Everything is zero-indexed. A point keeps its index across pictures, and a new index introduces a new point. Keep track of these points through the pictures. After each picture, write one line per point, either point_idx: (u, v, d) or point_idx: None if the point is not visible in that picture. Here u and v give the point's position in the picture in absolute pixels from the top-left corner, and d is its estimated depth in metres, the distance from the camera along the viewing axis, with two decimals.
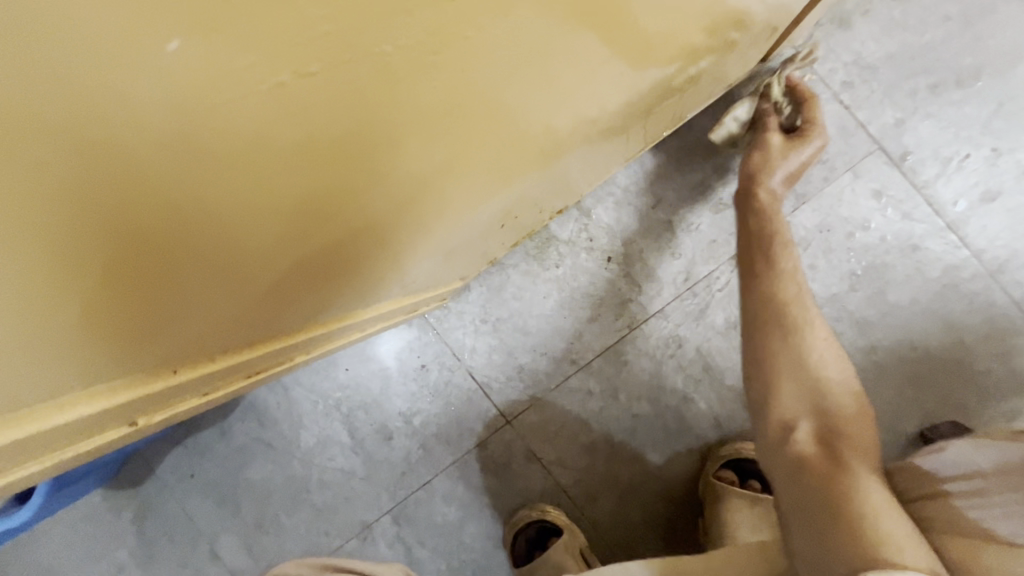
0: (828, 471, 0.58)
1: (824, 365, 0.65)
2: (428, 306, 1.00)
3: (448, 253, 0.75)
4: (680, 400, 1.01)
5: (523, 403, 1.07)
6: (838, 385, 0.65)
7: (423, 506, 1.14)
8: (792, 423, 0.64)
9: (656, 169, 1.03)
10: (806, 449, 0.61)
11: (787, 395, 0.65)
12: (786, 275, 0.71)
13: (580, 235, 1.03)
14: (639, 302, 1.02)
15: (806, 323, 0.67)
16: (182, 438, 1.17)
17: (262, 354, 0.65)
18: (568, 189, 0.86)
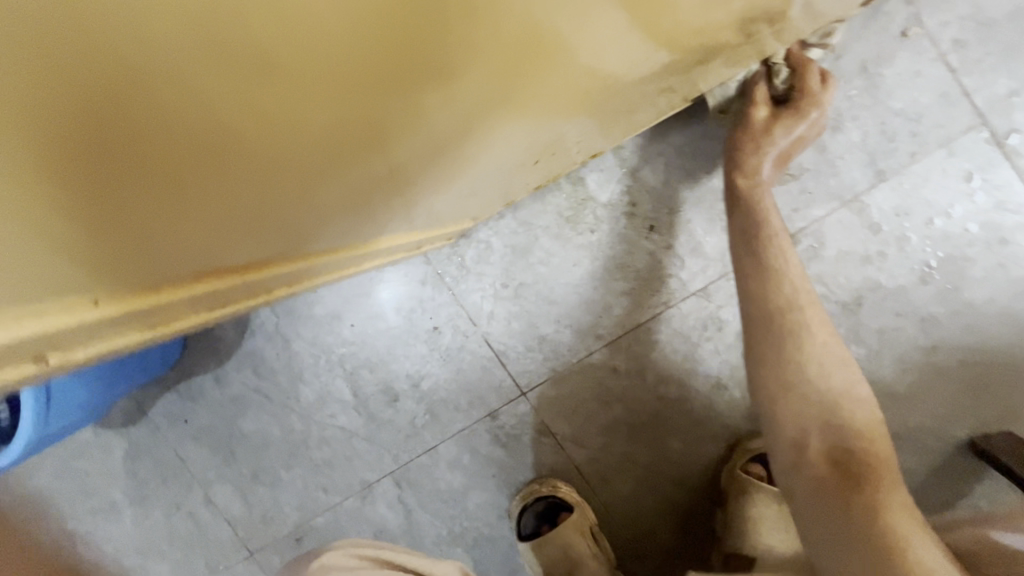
0: (842, 491, 0.60)
1: (823, 373, 0.67)
2: (434, 244, 0.89)
3: (459, 201, 0.70)
4: (712, 386, 0.94)
5: (542, 376, 1.00)
6: (844, 397, 0.66)
7: (426, 470, 1.09)
8: (804, 441, 0.65)
9: (715, 129, 0.90)
10: (821, 468, 0.63)
11: (796, 414, 0.66)
12: (778, 272, 0.72)
13: (621, 198, 0.92)
14: (678, 278, 0.92)
15: (804, 327, 0.69)
16: (175, 383, 1.10)
17: (257, 292, 0.59)
18: (619, 126, 0.74)
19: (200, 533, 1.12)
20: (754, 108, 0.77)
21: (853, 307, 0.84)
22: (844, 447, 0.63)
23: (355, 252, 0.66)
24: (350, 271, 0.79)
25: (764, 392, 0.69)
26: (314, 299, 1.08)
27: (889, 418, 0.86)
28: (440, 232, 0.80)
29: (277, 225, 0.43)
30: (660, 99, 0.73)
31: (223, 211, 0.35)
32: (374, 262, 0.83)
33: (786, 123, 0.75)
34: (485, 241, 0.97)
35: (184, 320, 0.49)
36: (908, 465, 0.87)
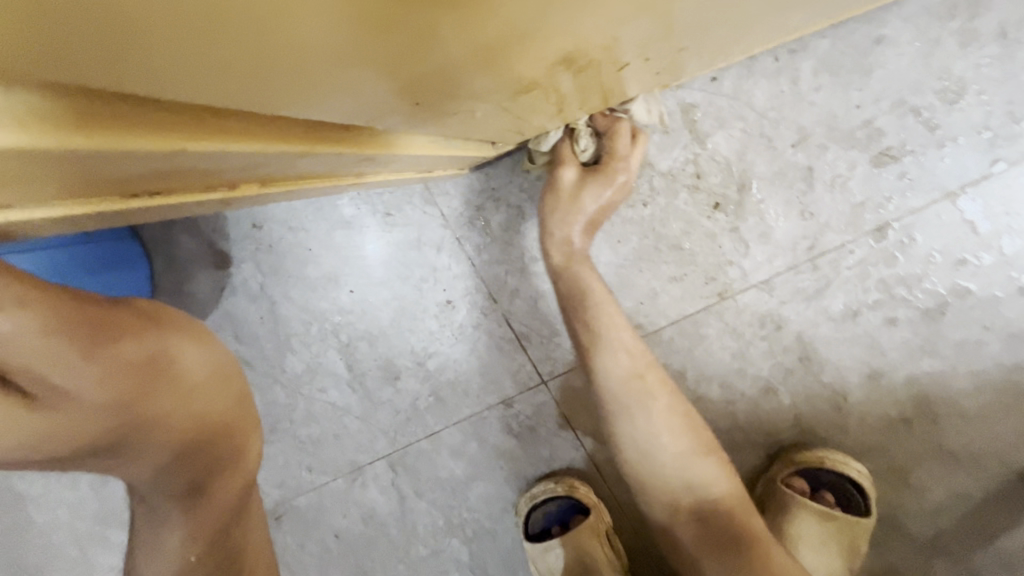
0: (706, 538, 0.70)
1: (674, 438, 0.72)
2: (443, 171, 0.76)
3: (473, 123, 0.57)
4: (760, 391, 0.81)
5: (566, 364, 0.89)
6: (695, 452, 0.72)
7: (426, 457, 0.98)
8: (669, 503, 0.72)
9: (802, 93, 0.75)
10: (689, 525, 0.71)
11: (653, 482, 0.73)
12: (617, 343, 0.74)
13: (685, 167, 0.78)
14: (739, 266, 0.79)
15: (644, 396, 0.73)
16: None
17: (207, 168, 0.46)
18: (678, 56, 0.58)
19: None
20: (559, 171, 0.74)
21: (934, 315, 0.75)
22: (702, 499, 0.72)
23: (339, 156, 0.53)
24: (337, 180, 0.65)
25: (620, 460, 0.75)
26: (308, 258, 0.94)
27: (954, 439, 0.78)
28: (452, 153, 0.67)
29: (261, 93, 0.30)
30: (756, 18, 0.55)
31: (225, 47, 0.23)
32: (370, 176, 0.69)
33: (591, 189, 0.73)
34: (517, 206, 0.85)
35: (97, 170, 0.36)
36: (962, 488, 0.79)
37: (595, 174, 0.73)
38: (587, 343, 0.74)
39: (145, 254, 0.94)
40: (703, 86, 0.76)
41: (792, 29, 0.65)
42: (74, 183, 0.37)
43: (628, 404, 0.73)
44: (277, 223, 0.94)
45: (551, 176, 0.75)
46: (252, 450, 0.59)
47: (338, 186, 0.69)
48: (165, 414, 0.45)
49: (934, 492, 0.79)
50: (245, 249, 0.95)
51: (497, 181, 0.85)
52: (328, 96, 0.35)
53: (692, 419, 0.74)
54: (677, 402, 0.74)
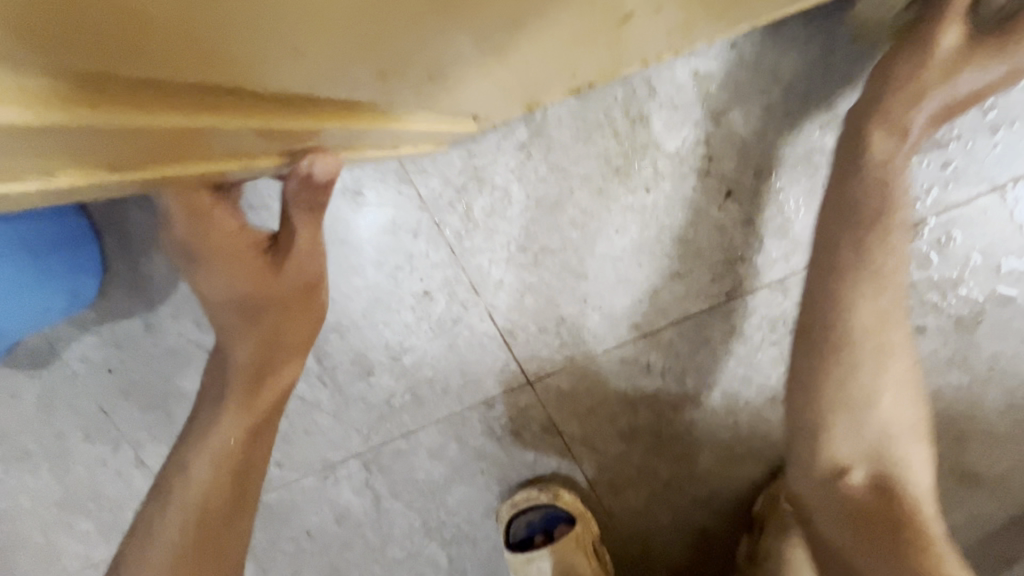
0: (886, 526, 0.53)
1: (894, 404, 0.56)
2: (416, 146, 0.66)
3: (476, 89, 0.48)
4: (766, 401, 0.76)
5: (555, 365, 0.80)
6: (908, 431, 0.56)
7: (402, 457, 0.91)
8: (845, 465, 0.56)
9: (833, 67, 0.65)
10: (863, 497, 0.55)
11: (844, 432, 0.56)
12: (880, 278, 0.55)
13: (695, 149, 0.68)
14: (751, 263, 0.70)
15: (886, 347, 0.55)
16: (97, 325, 0.95)
17: (158, 147, 0.35)
18: (703, 4, 0.48)
19: (131, 495, 1.00)
20: (939, 32, 0.53)
21: (968, 325, 0.66)
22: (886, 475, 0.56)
23: (315, 133, 0.44)
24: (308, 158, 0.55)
25: (820, 406, 0.56)
26: None
27: (978, 460, 0.71)
28: (442, 122, 0.57)
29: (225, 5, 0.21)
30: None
31: None
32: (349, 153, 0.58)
33: (969, 68, 0.54)
34: (502, 187, 0.74)
35: (75, 144, 0.28)
36: (984, 512, 0.72)
37: (980, 50, 0.54)
38: (834, 266, 0.56)
39: (94, 232, 0.90)
40: (719, 54, 0.66)
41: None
42: (70, 160, 0.30)
43: (863, 350, 0.55)
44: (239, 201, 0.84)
45: (917, 34, 0.55)
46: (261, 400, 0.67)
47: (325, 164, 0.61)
48: (294, 322, 0.67)
49: (953, 515, 0.72)
50: None
51: (481, 158, 0.74)
52: (312, 30, 0.26)
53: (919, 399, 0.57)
54: (913, 370, 0.57)
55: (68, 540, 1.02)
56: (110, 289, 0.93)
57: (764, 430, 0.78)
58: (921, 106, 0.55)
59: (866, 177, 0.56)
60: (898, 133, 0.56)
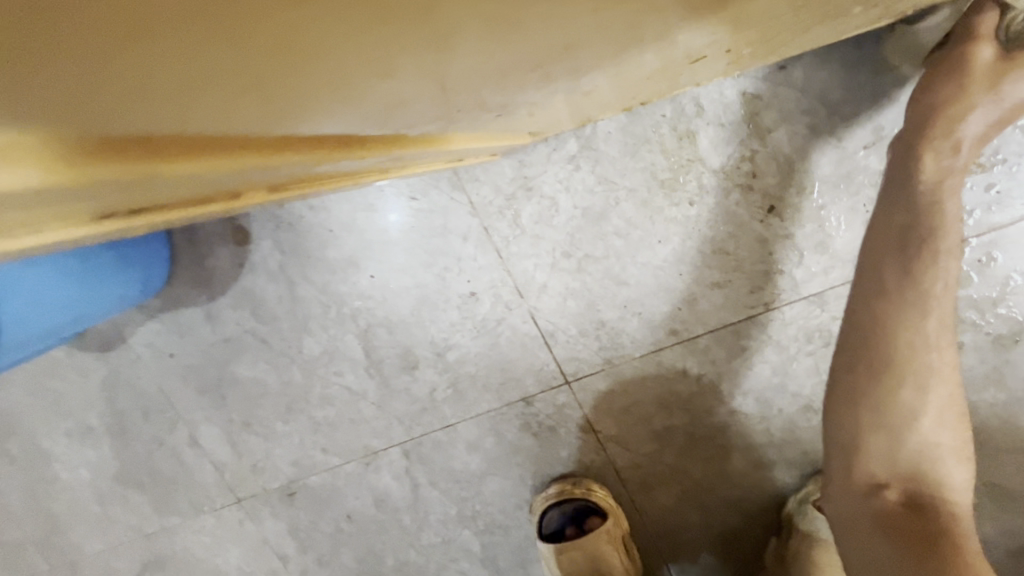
0: (923, 533, 0.55)
1: (936, 426, 0.60)
2: (473, 158, 0.70)
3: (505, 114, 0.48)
4: (799, 409, 0.78)
5: (593, 367, 0.84)
6: (949, 454, 0.60)
7: (441, 448, 0.96)
8: (881, 480, 0.59)
9: (879, 89, 0.67)
10: (897, 507, 0.57)
11: (882, 446, 0.60)
12: (934, 306, 0.59)
13: (739, 166, 0.70)
14: (791, 276, 0.72)
15: (931, 373, 0.59)
16: (159, 312, 1.02)
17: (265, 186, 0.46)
18: (765, 42, 0.49)
19: (184, 473, 1.07)
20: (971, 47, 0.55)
21: (1006, 343, 0.68)
22: (923, 491, 0.59)
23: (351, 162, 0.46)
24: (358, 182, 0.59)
25: (860, 422, 0.60)
26: (329, 240, 0.90)
27: (1012, 477, 0.72)
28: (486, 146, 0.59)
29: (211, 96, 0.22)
30: (851, 7, 0.47)
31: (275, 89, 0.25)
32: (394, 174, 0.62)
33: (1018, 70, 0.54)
34: (550, 197, 0.78)
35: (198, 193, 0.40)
36: (1015, 527, 0.73)
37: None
38: (887, 291, 0.59)
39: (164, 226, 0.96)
40: (767, 75, 0.68)
41: (891, 17, 0.55)
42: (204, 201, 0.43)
43: (907, 373, 0.59)
44: (300, 202, 0.90)
45: (951, 55, 0.57)
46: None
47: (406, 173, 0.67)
48: None
49: (984, 528, 0.74)
50: (265, 227, 0.93)
51: (531, 168, 0.78)
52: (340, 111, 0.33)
53: (960, 428, 0.61)
54: (957, 399, 0.61)
55: (125, 513, 1.09)
56: (176, 279, 0.99)
57: (795, 438, 0.80)
58: (974, 115, 0.56)
59: (923, 200, 0.58)
60: (960, 141, 0.57)
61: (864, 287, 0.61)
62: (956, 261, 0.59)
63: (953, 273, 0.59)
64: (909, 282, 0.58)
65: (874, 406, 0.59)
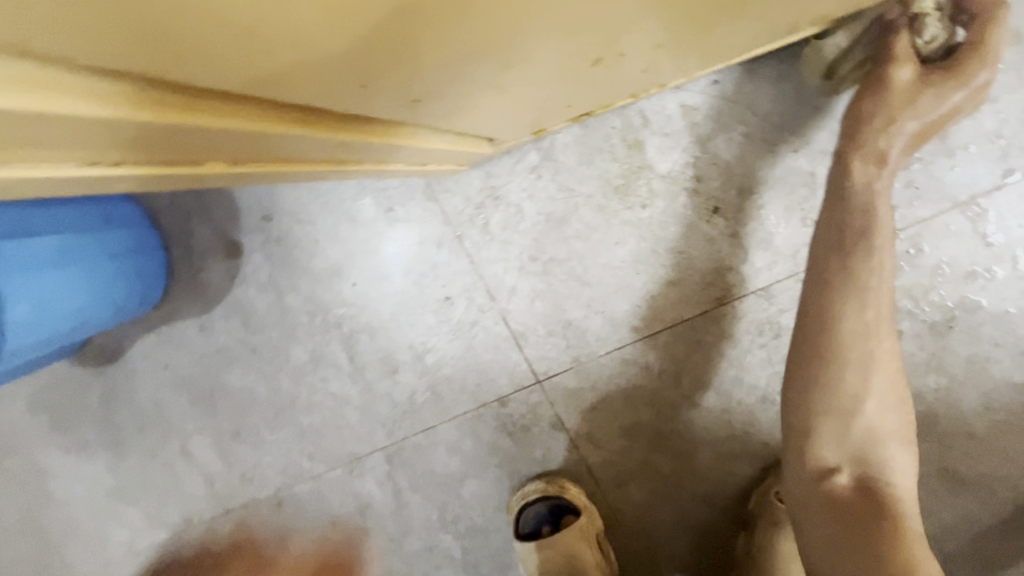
0: (871, 518, 0.55)
1: (879, 409, 0.60)
2: (440, 167, 0.76)
3: (464, 111, 0.54)
4: (757, 400, 0.82)
5: (562, 365, 0.88)
6: (894, 436, 0.60)
7: (421, 451, 0.99)
8: (831, 465, 0.60)
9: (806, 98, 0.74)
10: (848, 494, 0.57)
11: (832, 431, 0.60)
12: (874, 296, 0.59)
13: (684, 171, 0.77)
14: (738, 271, 0.78)
15: (873, 359, 0.60)
16: (156, 326, 1.08)
17: (239, 156, 0.52)
18: (678, 48, 0.56)
19: (176, 484, 1.10)
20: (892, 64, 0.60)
21: (941, 329, 0.72)
22: (870, 475, 0.58)
23: (327, 143, 0.53)
24: (330, 168, 0.65)
25: (810, 408, 0.60)
26: (315, 251, 0.96)
27: (961, 460, 0.75)
28: (449, 147, 0.65)
29: (192, 51, 0.27)
30: (745, 21, 0.53)
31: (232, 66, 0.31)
32: (366, 167, 0.68)
33: (929, 94, 0.57)
34: (515, 204, 0.84)
35: (179, 152, 0.46)
36: (970, 512, 0.75)
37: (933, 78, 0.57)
38: (830, 284, 0.60)
39: (163, 243, 1.03)
40: (704, 89, 0.76)
41: (798, 31, 0.62)
42: (184, 161, 0.49)
43: (849, 359, 0.59)
44: (288, 216, 0.97)
45: (872, 77, 0.59)
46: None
47: (385, 172, 0.73)
48: None
49: (941, 514, 0.76)
50: (256, 240, 0.99)
51: (498, 179, 0.84)
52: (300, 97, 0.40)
53: (902, 408, 0.61)
54: (899, 382, 0.61)
55: (115, 528, 1.12)
56: (172, 294, 1.05)
57: (756, 430, 0.83)
58: (896, 129, 0.58)
59: (859, 199, 0.60)
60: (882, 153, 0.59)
61: (807, 282, 0.62)
62: (890, 254, 0.60)
63: (888, 264, 0.59)
64: (846, 271, 0.59)
65: (824, 394, 0.60)
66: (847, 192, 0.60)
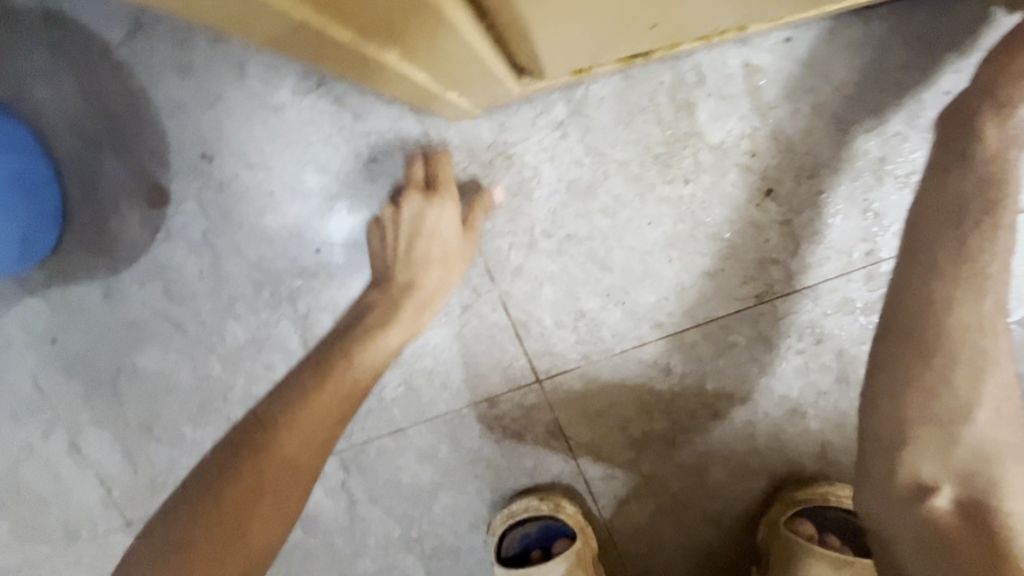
0: (981, 552, 0.45)
1: (994, 420, 0.49)
2: (453, 105, 0.60)
3: (566, 12, 0.37)
4: (785, 413, 0.73)
5: (569, 363, 0.75)
6: (1015, 453, 0.49)
7: (386, 457, 0.82)
8: (929, 482, 0.49)
9: (890, 70, 0.63)
10: (945, 518, 0.47)
11: (933, 444, 0.49)
12: (991, 286, 0.50)
13: (739, 143, 0.66)
14: (784, 267, 0.68)
15: (986, 359, 0.49)
16: (42, 288, 0.83)
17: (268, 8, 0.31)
18: None
19: (63, 486, 0.87)
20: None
21: None
22: (980, 499, 0.48)
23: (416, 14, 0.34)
24: (355, 34, 0.37)
25: (902, 415, 0.50)
26: (268, 205, 0.77)
27: None
28: (485, 63, 0.47)
29: None
30: None
31: None
32: (404, 55, 0.42)
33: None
34: (532, 167, 0.69)
35: None
36: None
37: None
38: (942, 270, 0.50)
39: (55, 178, 0.78)
40: (775, 47, 0.64)
41: None
42: None
43: (958, 357, 0.49)
44: (234, 157, 0.76)
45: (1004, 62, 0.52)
46: (282, 448, 0.54)
47: (415, 93, 0.53)
48: None
49: None
50: (189, 186, 0.78)
51: (514, 134, 0.69)
52: None
53: (1016, 417, 0.50)
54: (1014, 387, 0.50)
55: None
56: (67, 246, 0.81)
57: (780, 447, 0.74)
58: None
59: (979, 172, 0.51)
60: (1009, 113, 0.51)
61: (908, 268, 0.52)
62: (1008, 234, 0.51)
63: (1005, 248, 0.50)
64: (975, 252, 0.50)
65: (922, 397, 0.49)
66: (970, 159, 0.52)
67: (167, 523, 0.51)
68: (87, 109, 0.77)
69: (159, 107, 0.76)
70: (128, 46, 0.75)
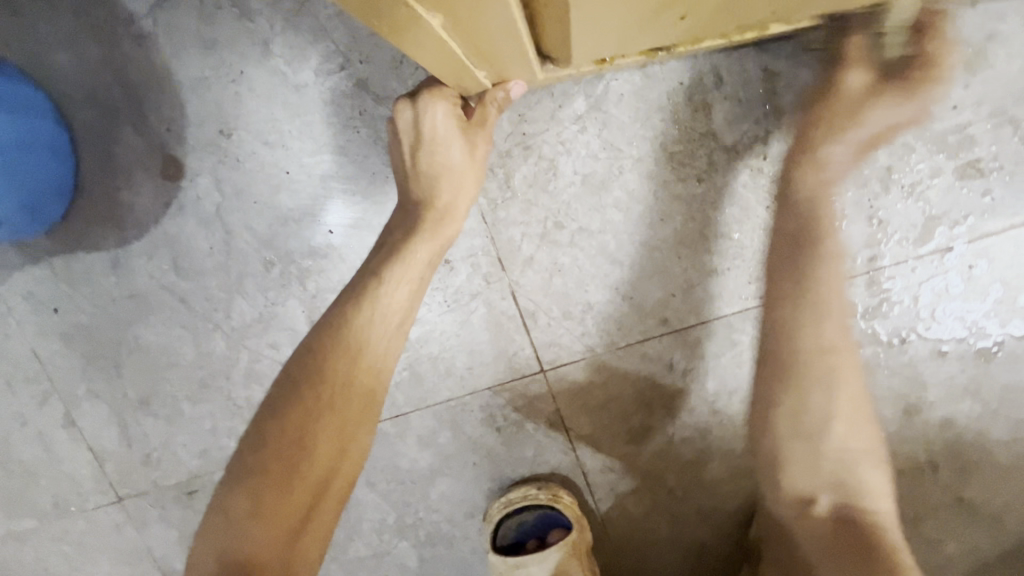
0: (855, 551, 0.54)
1: (847, 434, 0.58)
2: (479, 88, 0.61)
3: (606, 2, 0.38)
4: None
5: (574, 354, 0.76)
6: (864, 458, 0.59)
7: (385, 442, 0.83)
8: (809, 496, 0.59)
9: None
10: (826, 525, 0.57)
11: (804, 461, 0.58)
12: (825, 315, 0.59)
13: (752, 145, 0.68)
14: None
15: (836, 377, 0.58)
16: (47, 256, 0.82)
17: None
18: None
19: (56, 458, 0.86)
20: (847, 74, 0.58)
21: (987, 355, 0.70)
22: (849, 502, 0.58)
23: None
24: (416, 10, 0.37)
25: (780, 440, 0.59)
26: (283, 184, 0.77)
27: (978, 492, 0.72)
28: (517, 44, 0.47)
29: None
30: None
31: None
32: (453, 30, 0.42)
33: (886, 99, 0.57)
34: (549, 158, 0.71)
35: None
36: (975, 544, 0.72)
37: (900, 79, 0.57)
38: (790, 300, 0.59)
39: (70, 147, 0.78)
40: (790, 52, 0.66)
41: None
42: None
43: (815, 378, 0.58)
44: (252, 134, 0.77)
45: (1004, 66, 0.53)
46: (339, 369, 0.56)
47: (453, 67, 0.53)
48: None
49: (948, 546, 0.73)
50: (205, 160, 0.78)
51: (533, 125, 0.71)
52: None
53: (868, 426, 0.60)
54: (863, 398, 0.60)
55: None
56: (76, 216, 0.81)
57: None
58: (845, 137, 0.59)
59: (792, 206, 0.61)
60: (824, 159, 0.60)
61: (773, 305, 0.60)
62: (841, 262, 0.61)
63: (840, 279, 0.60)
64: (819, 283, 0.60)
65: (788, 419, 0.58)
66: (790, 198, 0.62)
67: (261, 445, 0.54)
68: (106, 78, 0.77)
69: (180, 80, 0.76)
70: (153, 18, 0.75)
